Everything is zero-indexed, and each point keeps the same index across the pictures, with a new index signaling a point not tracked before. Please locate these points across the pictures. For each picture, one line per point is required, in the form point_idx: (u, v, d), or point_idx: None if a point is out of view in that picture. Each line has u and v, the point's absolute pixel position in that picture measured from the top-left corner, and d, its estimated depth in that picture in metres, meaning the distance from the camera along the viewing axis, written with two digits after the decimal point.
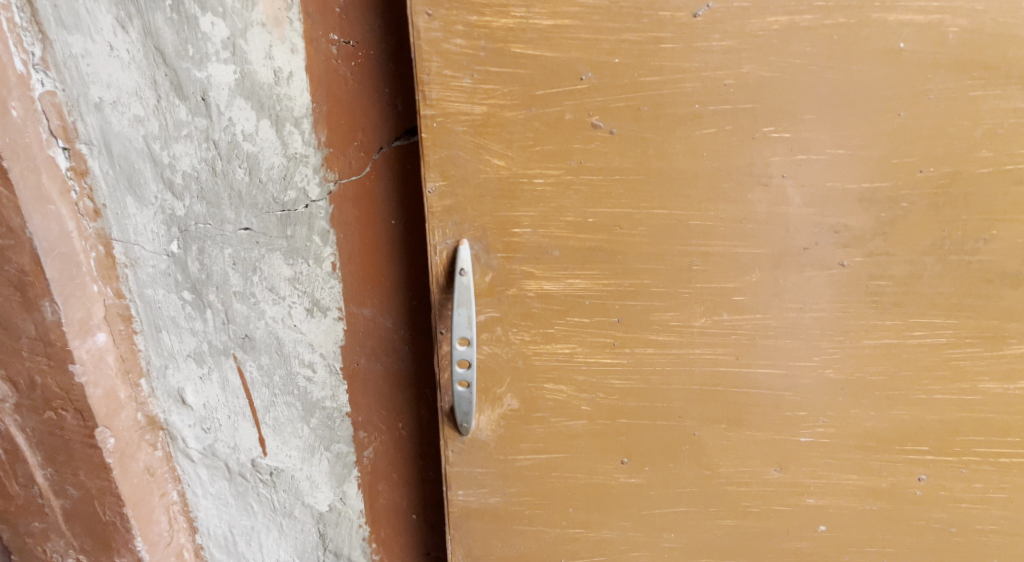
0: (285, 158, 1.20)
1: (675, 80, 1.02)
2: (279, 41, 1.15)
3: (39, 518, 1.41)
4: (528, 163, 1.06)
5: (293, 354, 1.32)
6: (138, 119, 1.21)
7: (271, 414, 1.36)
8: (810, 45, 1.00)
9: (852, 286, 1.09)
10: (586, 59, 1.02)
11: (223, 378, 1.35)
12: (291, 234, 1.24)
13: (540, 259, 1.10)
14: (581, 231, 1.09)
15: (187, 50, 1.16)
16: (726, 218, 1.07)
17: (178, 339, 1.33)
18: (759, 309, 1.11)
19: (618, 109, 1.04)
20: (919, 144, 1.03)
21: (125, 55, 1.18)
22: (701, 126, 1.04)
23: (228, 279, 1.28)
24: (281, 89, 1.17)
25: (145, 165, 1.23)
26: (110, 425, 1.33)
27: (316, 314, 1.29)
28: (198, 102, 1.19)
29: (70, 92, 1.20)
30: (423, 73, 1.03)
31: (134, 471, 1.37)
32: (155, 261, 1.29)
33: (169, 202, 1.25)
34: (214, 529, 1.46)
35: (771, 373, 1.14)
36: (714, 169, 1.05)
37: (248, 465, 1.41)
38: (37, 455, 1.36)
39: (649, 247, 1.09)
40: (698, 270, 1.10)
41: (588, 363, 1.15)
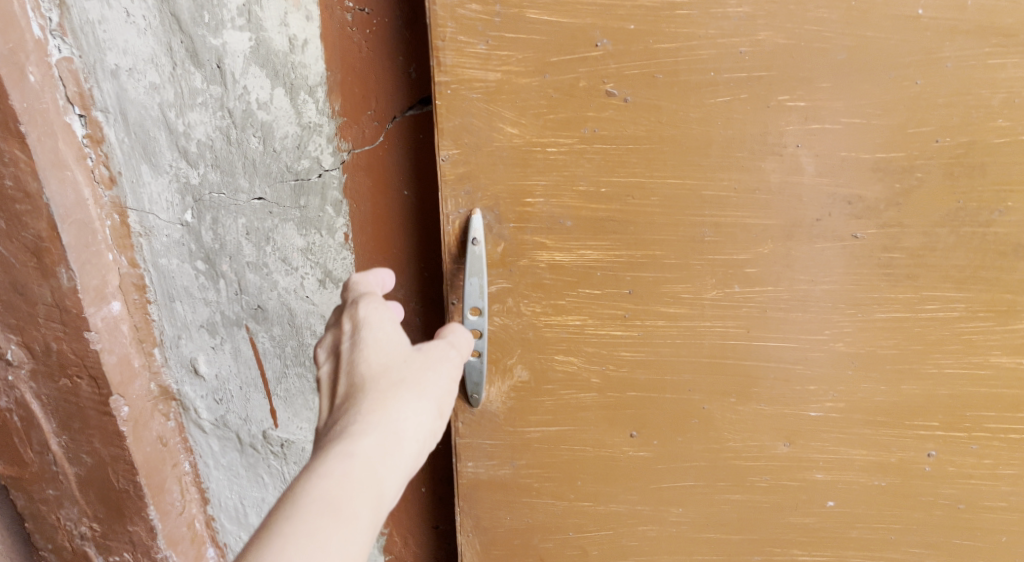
0: (299, 127, 1.20)
1: (691, 48, 1.02)
2: (294, 8, 1.15)
3: (53, 486, 1.44)
4: (542, 131, 1.06)
5: (305, 325, 1.33)
6: (154, 87, 1.20)
7: (283, 385, 1.38)
8: (827, 11, 0.99)
9: (865, 259, 1.09)
10: (600, 25, 1.01)
11: (235, 349, 1.37)
12: (304, 205, 1.25)
13: (552, 230, 1.10)
14: (593, 201, 1.09)
15: (202, 17, 1.16)
16: (740, 188, 1.07)
17: (192, 309, 1.34)
18: (771, 281, 1.11)
19: (633, 76, 1.03)
20: (936, 113, 1.02)
21: (140, 21, 1.17)
22: (716, 94, 1.03)
23: (241, 249, 1.29)
24: (295, 57, 1.17)
25: (160, 134, 1.23)
26: (124, 393, 1.35)
27: (328, 285, 1.30)
28: (213, 70, 1.18)
29: (86, 58, 1.20)
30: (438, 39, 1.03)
31: (148, 440, 1.39)
32: (169, 230, 1.29)
33: (184, 171, 1.25)
34: (225, 501, 1.49)
35: (782, 347, 1.14)
36: (728, 138, 1.05)
37: (259, 437, 1.43)
38: (52, 422, 1.38)
39: (661, 218, 1.09)
40: (711, 243, 1.09)
41: (598, 335, 1.16)
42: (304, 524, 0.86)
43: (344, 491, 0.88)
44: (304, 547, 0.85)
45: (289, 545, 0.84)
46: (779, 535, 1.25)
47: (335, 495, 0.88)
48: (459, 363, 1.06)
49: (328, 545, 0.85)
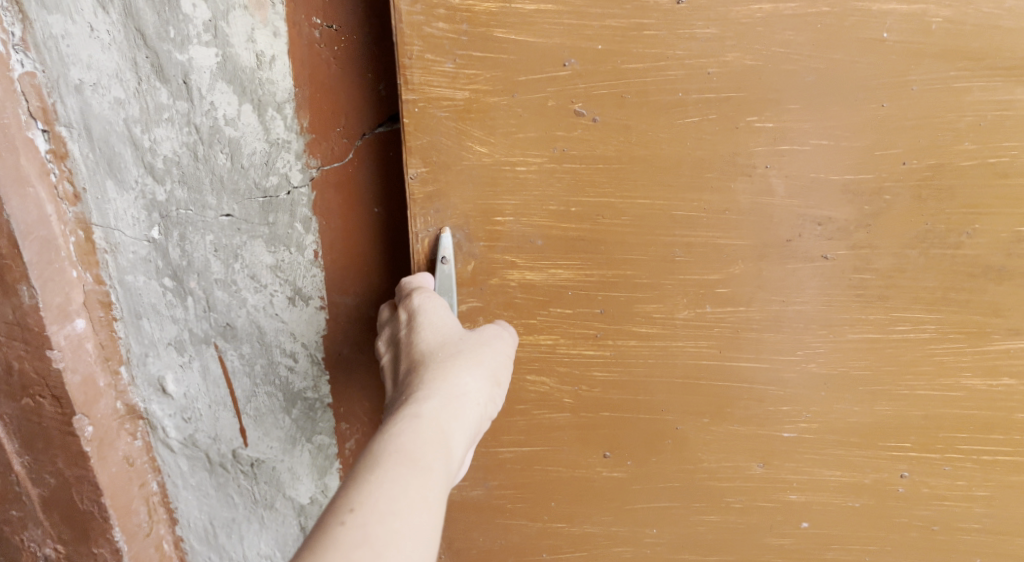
0: (267, 144, 1.19)
1: (660, 68, 1.01)
2: (261, 24, 1.13)
3: (17, 506, 1.42)
4: (511, 149, 1.05)
5: (275, 343, 1.31)
6: (119, 102, 1.18)
7: (253, 404, 1.36)
8: (794, 33, 0.99)
9: (836, 280, 1.09)
10: (569, 45, 1.01)
11: (203, 367, 1.34)
12: (272, 222, 1.23)
13: (523, 248, 1.09)
14: (564, 220, 1.08)
15: (168, 32, 1.14)
16: (710, 208, 1.06)
17: (159, 326, 1.31)
18: (743, 301, 1.10)
19: (602, 96, 1.02)
20: (903, 135, 1.02)
21: (105, 36, 1.15)
22: (685, 114, 1.03)
23: (209, 266, 1.26)
24: (263, 73, 1.15)
25: (125, 149, 1.21)
26: (88, 413, 1.32)
27: (298, 302, 1.28)
28: (179, 85, 1.16)
29: (50, 73, 1.18)
30: (404, 56, 1.02)
31: (113, 460, 1.36)
32: (136, 247, 1.27)
33: (150, 187, 1.23)
34: (195, 522, 1.45)
35: (755, 367, 1.14)
36: (698, 158, 1.04)
37: (228, 456, 1.40)
38: (15, 442, 1.37)
39: (632, 239, 1.08)
40: (682, 263, 1.09)
41: (570, 355, 1.14)
42: (386, 471, 0.85)
43: (422, 441, 0.88)
44: (389, 492, 0.83)
45: (376, 488, 0.83)
46: (754, 556, 1.25)
47: (415, 445, 0.87)
48: (512, 344, 1.06)
49: (412, 490, 0.84)
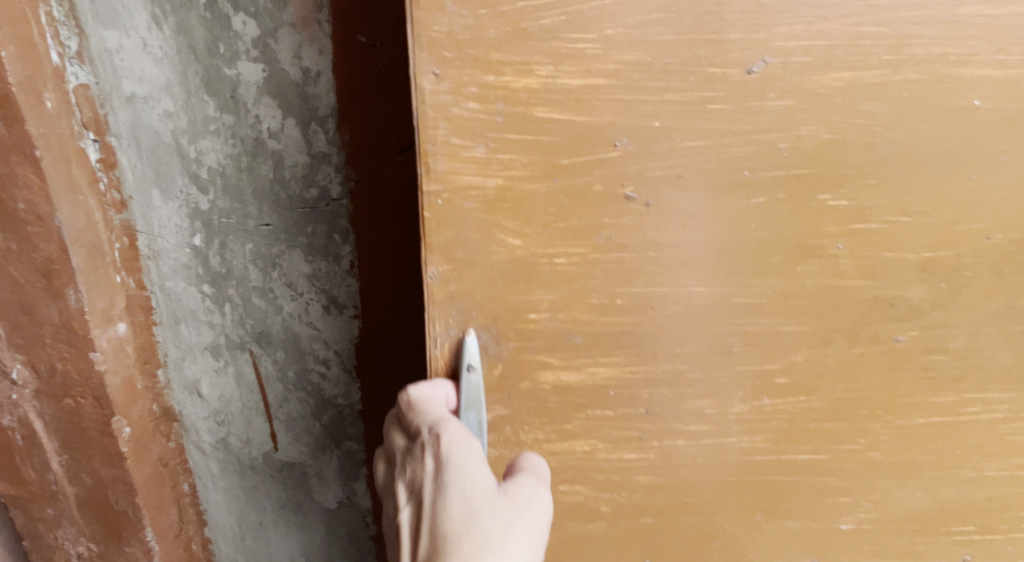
0: (309, 156, 1.18)
1: (723, 144, 0.91)
2: (309, 42, 1.13)
3: (51, 505, 1.31)
4: (549, 240, 0.94)
5: (308, 352, 1.29)
6: (169, 114, 1.17)
7: (285, 410, 1.34)
8: (878, 103, 0.89)
9: (905, 364, 0.98)
10: (622, 124, 0.90)
11: (238, 372, 1.32)
12: (311, 231, 1.21)
13: (558, 348, 0.97)
14: (607, 313, 0.96)
15: (218, 48, 1.14)
16: (772, 294, 0.95)
17: (197, 332, 1.29)
18: (804, 391, 0.99)
19: (655, 178, 0.92)
20: (988, 209, 0.92)
21: (158, 51, 1.14)
22: (749, 195, 0.92)
23: (248, 274, 1.25)
24: (309, 88, 1.14)
25: (172, 160, 1.19)
26: (127, 414, 1.25)
27: (333, 311, 1.26)
28: (227, 99, 1.16)
29: (102, 85, 1.16)
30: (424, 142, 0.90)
31: (148, 461, 1.30)
32: (177, 254, 1.25)
33: (194, 196, 1.21)
34: (223, 523, 1.43)
35: (814, 459, 1.02)
36: (761, 241, 0.94)
37: (259, 460, 1.38)
38: (53, 440, 1.27)
39: (686, 330, 0.97)
40: (739, 353, 0.98)
41: (610, 460, 1.02)
42: None
43: None
44: None
45: None
46: None
47: None
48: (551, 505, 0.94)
49: None
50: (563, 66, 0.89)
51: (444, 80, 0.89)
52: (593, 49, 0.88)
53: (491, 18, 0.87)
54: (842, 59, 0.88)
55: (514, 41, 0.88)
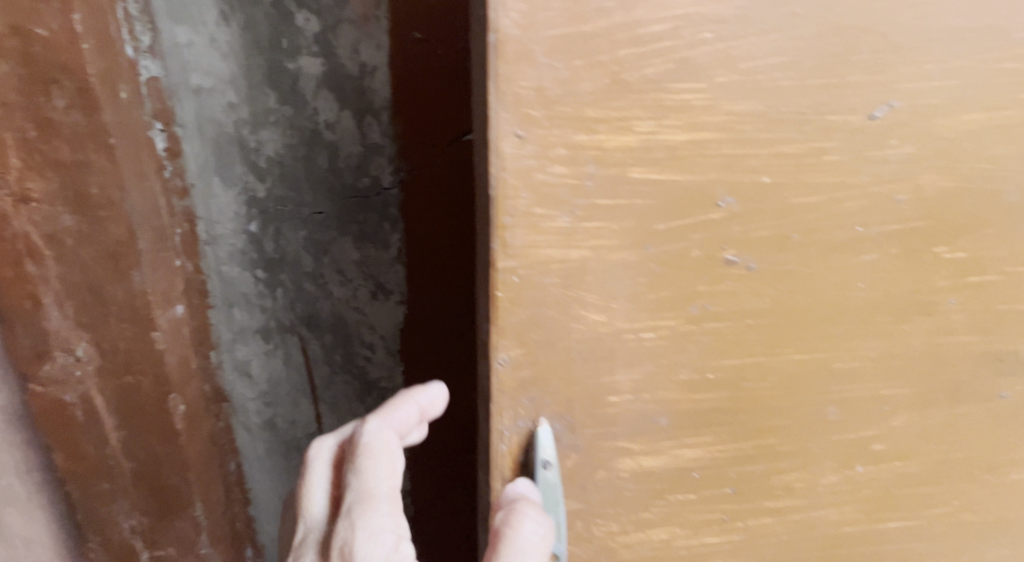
0: (363, 148, 1.16)
1: (836, 199, 0.80)
2: (367, 37, 1.10)
3: (108, 480, 1.17)
4: (637, 314, 0.82)
5: (356, 337, 1.27)
6: (232, 105, 1.15)
7: (331, 393, 1.32)
8: (1004, 145, 0.80)
9: (1008, 422, 0.89)
10: (726, 181, 0.79)
11: (287, 355, 1.30)
12: (363, 219, 1.19)
13: (641, 432, 0.86)
14: (698, 391, 0.85)
15: (281, 42, 1.11)
16: (877, 356, 0.85)
17: (249, 314, 1.27)
18: (902, 454, 0.89)
19: (760, 240, 0.81)
20: None
21: (224, 46, 1.12)
22: (862, 253, 0.82)
23: (302, 259, 1.23)
24: (365, 82, 1.12)
25: (234, 149, 1.17)
26: (182, 392, 1.17)
27: (380, 297, 1.24)
28: (289, 91, 1.13)
29: (171, 77, 1.12)
30: (499, 215, 0.77)
31: (200, 437, 1.22)
32: (234, 240, 1.22)
33: (251, 184, 1.19)
34: (267, 505, 1.40)
35: (905, 526, 0.92)
36: (870, 301, 0.83)
37: (305, 442, 1.36)
38: (113, 417, 1.14)
39: (785, 404, 0.86)
40: (838, 425, 0.88)
41: (690, 547, 0.91)
42: None
43: None
44: None
45: None
46: None
47: None
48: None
49: None
50: (665, 120, 0.76)
51: (527, 142, 0.76)
52: (700, 100, 0.76)
53: (588, 70, 0.75)
54: (974, 100, 0.79)
55: (610, 94, 0.75)
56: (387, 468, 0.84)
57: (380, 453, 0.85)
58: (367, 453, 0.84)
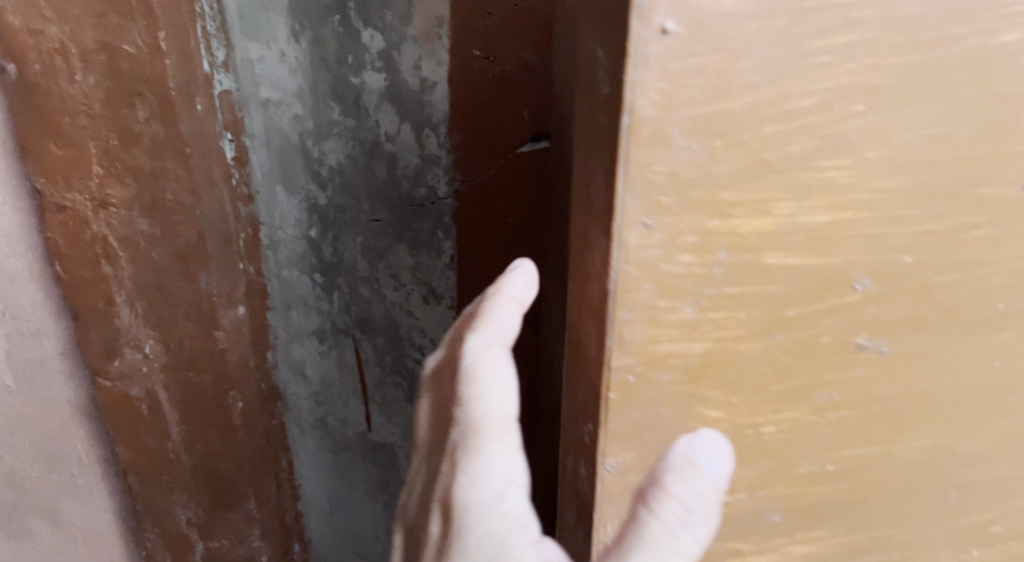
0: (421, 158, 1.19)
1: (983, 276, 0.78)
2: (428, 54, 1.12)
3: (167, 471, 1.31)
4: (758, 407, 0.79)
5: (407, 339, 1.33)
6: (298, 118, 1.22)
7: (381, 393, 1.39)
8: None
9: None
10: (865, 263, 0.76)
11: (340, 355, 1.39)
12: (417, 228, 1.24)
13: (754, 529, 0.85)
14: (814, 484, 0.84)
15: (346, 58, 1.16)
16: (1004, 436, 0.85)
17: (305, 316, 1.37)
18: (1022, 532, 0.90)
19: (896, 324, 0.78)
20: None
21: (293, 61, 1.19)
22: (1000, 328, 0.81)
23: (358, 264, 1.30)
24: (426, 96, 1.14)
25: (298, 158, 1.25)
26: (241, 389, 1.30)
27: (432, 302, 1.29)
28: (351, 104, 1.18)
29: (243, 90, 1.20)
30: (614, 308, 0.73)
31: (256, 433, 1.35)
32: (294, 244, 1.31)
33: (313, 192, 1.26)
34: (317, 500, 1.53)
35: None
36: (1001, 380, 0.83)
37: (355, 439, 1.45)
38: (174, 413, 1.27)
39: (900, 493, 0.86)
40: (955, 506, 0.88)
41: None
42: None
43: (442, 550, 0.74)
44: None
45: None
46: None
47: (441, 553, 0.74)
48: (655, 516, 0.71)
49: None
50: (807, 201, 0.72)
51: (653, 231, 0.71)
52: (845, 177, 0.72)
53: (727, 150, 0.69)
54: None
55: (749, 174, 0.70)
56: (495, 395, 0.76)
57: (485, 377, 0.76)
58: (469, 378, 0.77)
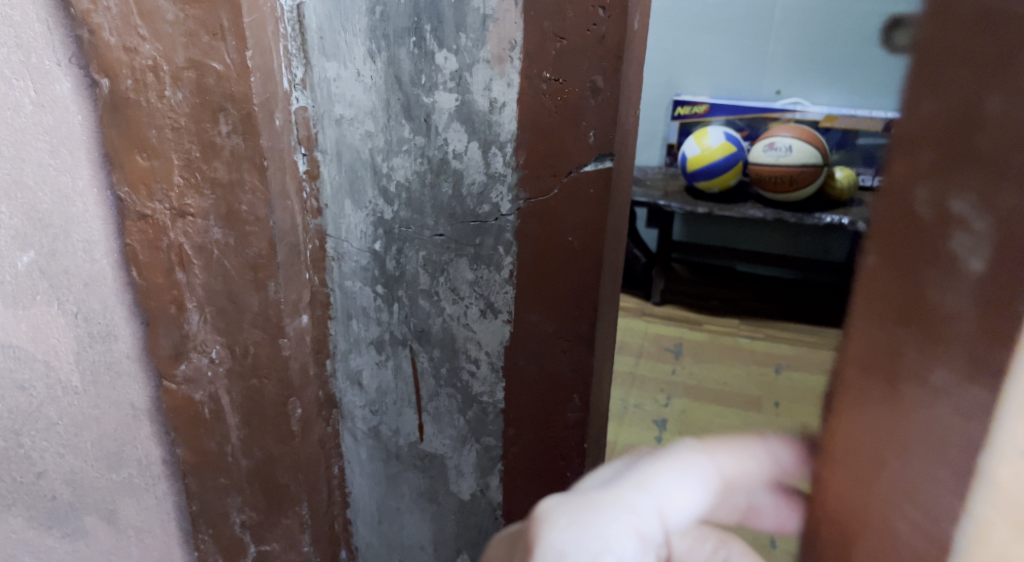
0: (486, 176, 1.43)
1: None
2: (499, 75, 1.36)
3: (226, 475, 1.73)
4: None
5: (463, 348, 1.60)
6: (369, 134, 1.49)
7: (434, 403, 1.68)
8: None
9: None
10: None
11: (397, 365, 1.67)
12: (479, 243, 1.49)
13: None
14: None
15: (420, 79, 1.42)
16: None
17: (365, 327, 1.66)
18: None
19: None
20: None
21: (368, 80, 1.45)
22: None
23: (418, 278, 1.57)
24: (493, 116, 1.39)
25: (367, 173, 1.52)
26: (301, 396, 1.61)
27: (489, 315, 1.55)
28: (421, 123, 1.45)
29: (318, 108, 1.48)
30: (960, 555, 0.56)
31: (311, 441, 1.68)
32: (358, 256, 1.60)
33: (380, 207, 1.54)
34: (365, 508, 1.86)
35: None
36: None
37: (404, 448, 1.75)
38: (235, 417, 1.66)
39: None
40: None
41: None
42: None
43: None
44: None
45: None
46: None
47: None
48: None
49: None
50: None
51: None
52: None
53: None
54: None
55: None
56: (666, 495, 0.76)
57: (673, 465, 0.77)
58: (660, 465, 0.78)
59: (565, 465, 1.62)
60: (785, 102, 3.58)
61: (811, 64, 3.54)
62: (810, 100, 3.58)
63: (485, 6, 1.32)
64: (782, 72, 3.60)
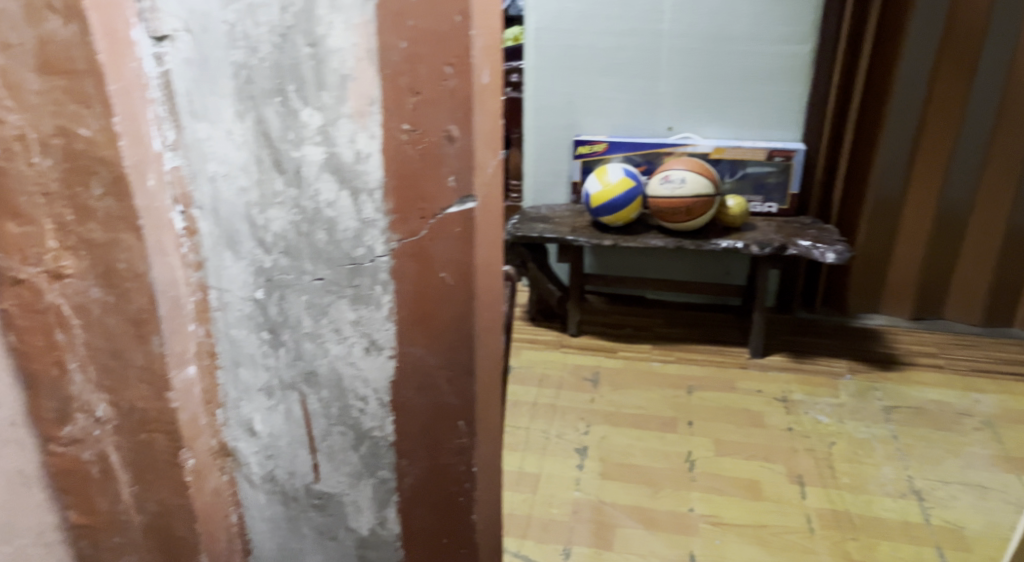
0: (358, 222, 1.70)
1: None
2: (361, 129, 1.63)
3: (120, 534, 1.94)
4: None
5: (350, 388, 1.87)
6: (243, 188, 1.70)
7: (326, 442, 1.94)
8: None
9: None
10: None
11: (288, 408, 1.90)
12: (357, 284, 1.75)
13: None
14: None
15: (288, 135, 1.65)
16: None
17: (253, 374, 1.87)
18: None
19: None
20: None
21: (239, 138, 1.66)
22: None
23: (301, 321, 1.81)
24: (359, 165, 1.66)
25: (243, 226, 1.73)
26: (191, 448, 1.84)
27: (372, 351, 1.82)
28: (292, 175, 1.68)
29: (192, 167, 1.68)
30: None
31: (207, 491, 1.92)
32: (242, 305, 1.80)
33: (259, 256, 1.75)
34: (266, 551, 2.09)
35: None
36: None
37: (301, 490, 2.00)
38: (126, 474, 1.86)
39: None
40: None
41: None
42: None
43: None
44: None
45: None
46: None
47: None
48: None
49: None
50: None
51: None
52: None
53: None
54: None
55: None
56: None
57: None
58: None
59: (456, 490, 1.95)
60: (678, 138, 3.82)
61: (694, 102, 3.79)
62: (700, 134, 3.84)
63: (344, 68, 1.59)
64: (671, 109, 3.84)
